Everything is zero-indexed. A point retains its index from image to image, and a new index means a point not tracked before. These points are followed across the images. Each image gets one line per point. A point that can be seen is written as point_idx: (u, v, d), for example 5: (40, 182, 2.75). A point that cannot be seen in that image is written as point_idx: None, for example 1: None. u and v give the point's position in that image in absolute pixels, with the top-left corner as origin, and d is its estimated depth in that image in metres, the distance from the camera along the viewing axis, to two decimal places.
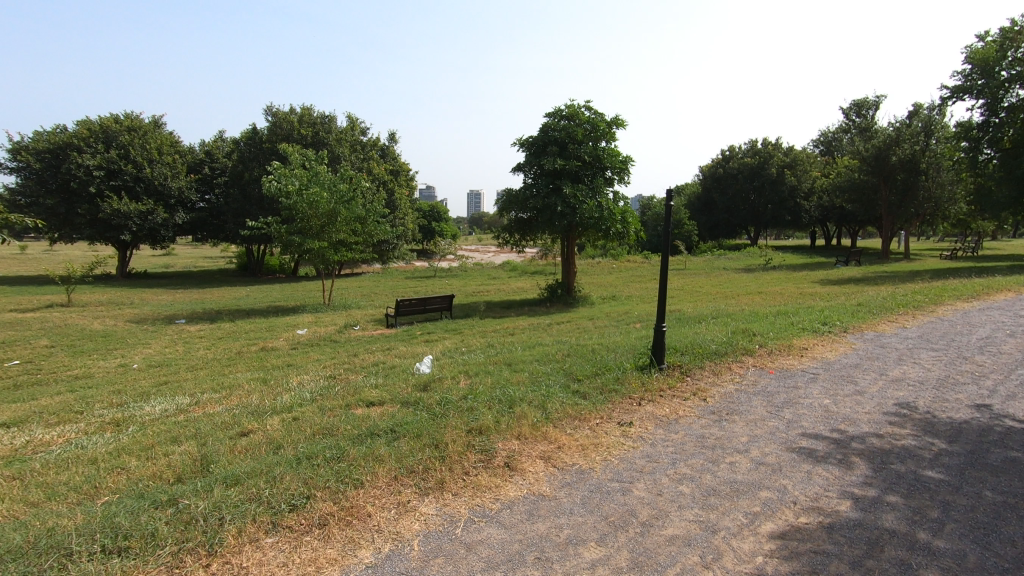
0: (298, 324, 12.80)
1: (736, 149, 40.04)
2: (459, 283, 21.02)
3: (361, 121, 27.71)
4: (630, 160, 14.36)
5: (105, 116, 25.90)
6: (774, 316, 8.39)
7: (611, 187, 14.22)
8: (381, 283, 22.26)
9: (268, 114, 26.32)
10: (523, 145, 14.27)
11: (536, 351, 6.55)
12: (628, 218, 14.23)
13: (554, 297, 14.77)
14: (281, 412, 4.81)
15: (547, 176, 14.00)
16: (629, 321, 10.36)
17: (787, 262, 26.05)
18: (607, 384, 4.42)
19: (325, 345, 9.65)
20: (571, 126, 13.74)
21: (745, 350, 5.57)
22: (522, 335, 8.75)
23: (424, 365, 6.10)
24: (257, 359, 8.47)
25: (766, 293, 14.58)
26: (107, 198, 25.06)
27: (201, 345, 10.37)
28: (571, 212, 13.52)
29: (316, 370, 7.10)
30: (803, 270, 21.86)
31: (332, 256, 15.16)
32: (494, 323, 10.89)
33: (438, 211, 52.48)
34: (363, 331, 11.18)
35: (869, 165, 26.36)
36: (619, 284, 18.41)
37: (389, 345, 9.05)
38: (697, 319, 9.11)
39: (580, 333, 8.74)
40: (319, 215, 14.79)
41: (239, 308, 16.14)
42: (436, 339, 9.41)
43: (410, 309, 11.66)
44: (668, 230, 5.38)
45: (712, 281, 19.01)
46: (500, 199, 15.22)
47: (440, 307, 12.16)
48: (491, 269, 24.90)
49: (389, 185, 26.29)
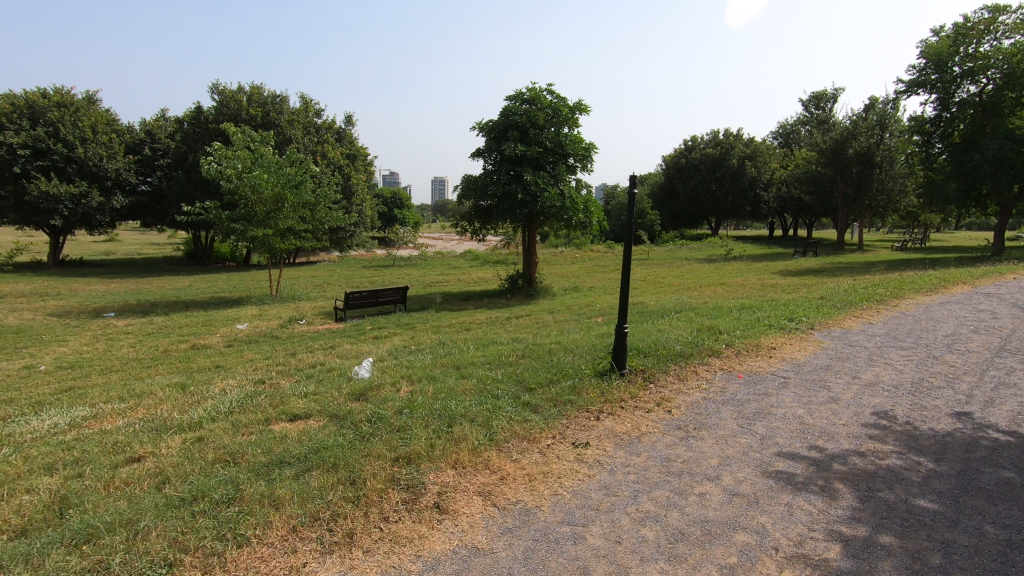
0: (240, 317, 11.93)
1: (699, 139, 40.23)
2: (418, 273, 20.31)
3: (315, 102, 26.38)
4: (593, 147, 13.91)
5: (31, 90, 23.79)
6: (737, 311, 8.11)
7: (573, 174, 13.74)
8: (336, 272, 21.32)
9: (214, 92, 24.72)
10: (482, 130, 13.61)
11: (489, 352, 6.01)
12: (590, 207, 13.79)
13: (515, 288, 14.25)
14: (186, 429, 4.14)
15: (507, 162, 13.41)
16: (591, 314, 9.97)
17: (747, 253, 26.29)
18: (562, 394, 3.92)
19: (264, 342, 8.91)
20: (532, 110, 13.16)
21: (711, 351, 5.17)
22: (478, 331, 8.23)
23: (364, 368, 5.49)
24: (183, 358, 7.67)
25: (727, 285, 14.45)
26: (35, 180, 23.14)
27: (126, 342, 9.45)
28: (531, 201, 13.00)
29: (245, 373, 6.39)
30: (763, 261, 22.03)
31: (279, 245, 14.27)
32: (450, 317, 10.31)
33: (400, 197, 51.25)
34: (309, 325, 10.43)
35: (827, 158, 26.75)
36: (582, 275, 18.05)
37: (333, 342, 8.37)
38: (659, 313, 8.77)
39: (539, 328, 8.27)
40: (263, 201, 13.85)
41: (178, 299, 15.03)
42: (386, 335, 8.79)
43: (360, 302, 10.97)
44: (631, 218, 4.88)
45: (674, 272, 18.89)
46: (458, 186, 14.56)
47: (393, 299, 11.50)
48: (452, 259, 24.22)
49: (346, 170, 25.21)
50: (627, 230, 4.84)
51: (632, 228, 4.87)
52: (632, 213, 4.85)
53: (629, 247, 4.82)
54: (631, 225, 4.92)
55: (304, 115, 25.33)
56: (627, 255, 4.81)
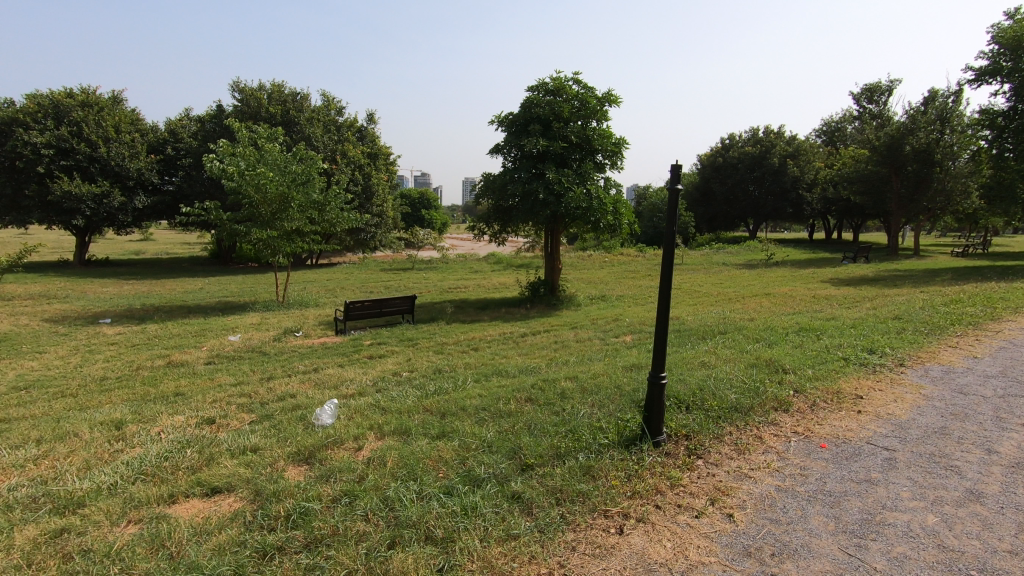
0: (237, 326, 11.05)
1: (737, 137, 38.24)
2: (437, 277, 19.28)
3: (335, 99, 25.64)
4: (623, 143, 12.59)
5: (56, 90, 23.73)
6: (795, 334, 6.76)
7: (601, 172, 12.44)
8: (353, 275, 20.49)
9: (234, 89, 24.26)
10: (502, 123, 12.46)
11: (486, 389, 4.82)
12: (621, 208, 12.42)
13: (535, 297, 13.00)
14: (60, 507, 3.07)
15: (528, 159, 12.21)
16: (620, 331, 8.71)
17: (790, 258, 24.43)
18: (570, 481, 2.71)
19: (249, 360, 7.91)
20: (557, 102, 11.96)
21: (777, 403, 3.86)
22: (486, 354, 7.05)
23: (328, 412, 4.36)
24: (148, 381, 6.72)
25: (774, 296, 12.91)
26: (58, 179, 23.06)
27: (106, 356, 8.63)
28: (554, 201, 11.77)
29: (198, 406, 5.35)
30: (810, 268, 20.26)
31: (284, 247, 13.42)
32: (459, 332, 9.18)
33: (428, 198, 50.73)
34: (305, 338, 9.47)
35: (881, 155, 24.63)
36: (610, 282, 16.72)
37: (320, 363, 7.31)
38: (699, 336, 7.45)
39: (560, 351, 7.06)
40: (268, 201, 13.01)
41: (183, 304, 14.34)
42: (383, 355, 7.70)
43: (362, 313, 9.95)
44: (671, 223, 3.59)
45: (712, 279, 17.39)
46: (476, 185, 13.44)
47: (399, 309, 10.44)
48: (474, 262, 23.14)
49: (366, 169, 24.42)
50: (666, 239, 3.53)
51: (673, 235, 3.58)
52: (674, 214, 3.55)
53: (669, 261, 3.51)
54: (672, 232, 3.63)
55: (324, 113, 24.64)
56: (665, 273, 3.51)
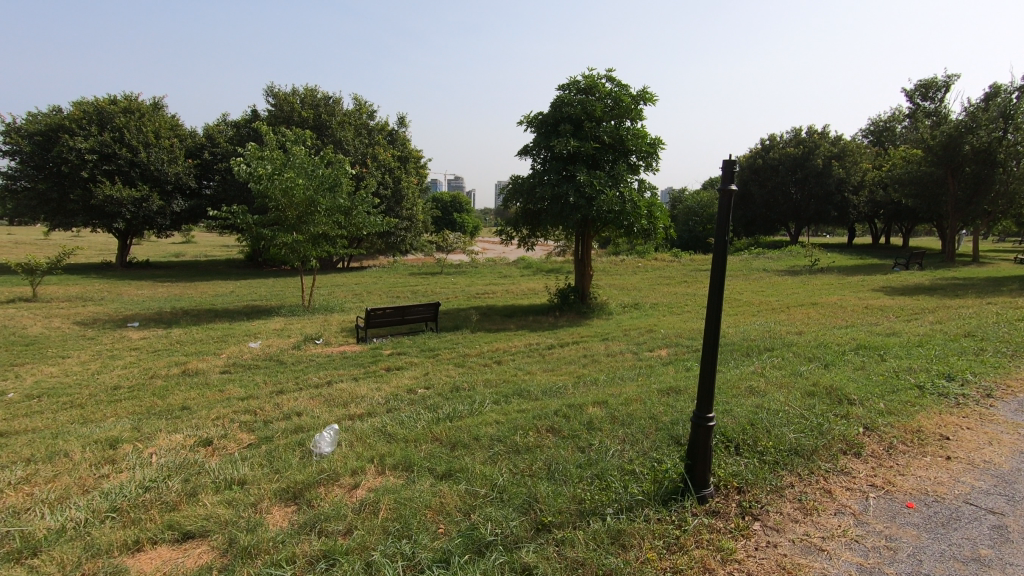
0: (259, 332, 10.87)
1: (778, 138, 36.84)
2: (465, 282, 18.91)
3: (367, 103, 25.59)
4: (659, 143, 11.94)
5: (100, 97, 24.46)
6: (854, 353, 6.03)
7: (635, 174, 11.83)
8: (381, 279, 20.31)
9: (269, 94, 24.52)
10: (530, 123, 11.99)
11: (505, 414, 4.33)
12: (656, 212, 11.76)
13: (565, 304, 12.44)
14: (12, 551, 2.70)
15: (559, 160, 11.70)
16: (654, 344, 8.10)
17: (836, 264, 23.17)
18: (596, 555, 2.18)
19: (264, 370, 7.61)
20: (589, 100, 11.41)
21: (846, 446, 3.25)
22: (509, 369, 6.54)
23: (328, 438, 3.94)
24: (158, 392, 6.48)
25: (822, 306, 12.03)
26: (100, 184, 23.71)
27: (126, 362, 8.50)
28: (585, 204, 11.22)
29: (200, 423, 5.02)
30: (858, 276, 19.09)
31: (310, 252, 13.24)
32: (482, 343, 8.73)
33: (459, 202, 50.76)
34: (324, 347, 9.19)
35: (936, 155, 23.10)
36: (644, 289, 16.04)
37: (335, 375, 6.94)
38: (743, 353, 6.78)
39: (589, 368, 6.50)
40: (294, 204, 12.82)
41: (211, 308, 14.34)
42: (400, 367, 7.30)
43: (383, 321, 9.60)
44: (721, 236, 2.98)
45: (752, 287, 16.51)
46: (505, 188, 13.00)
47: (422, 317, 10.07)
48: (504, 266, 22.71)
49: (396, 172, 24.33)
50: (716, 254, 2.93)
51: (725, 251, 2.96)
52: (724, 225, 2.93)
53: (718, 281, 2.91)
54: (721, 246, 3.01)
55: (356, 117, 24.67)
56: (712, 294, 2.92)
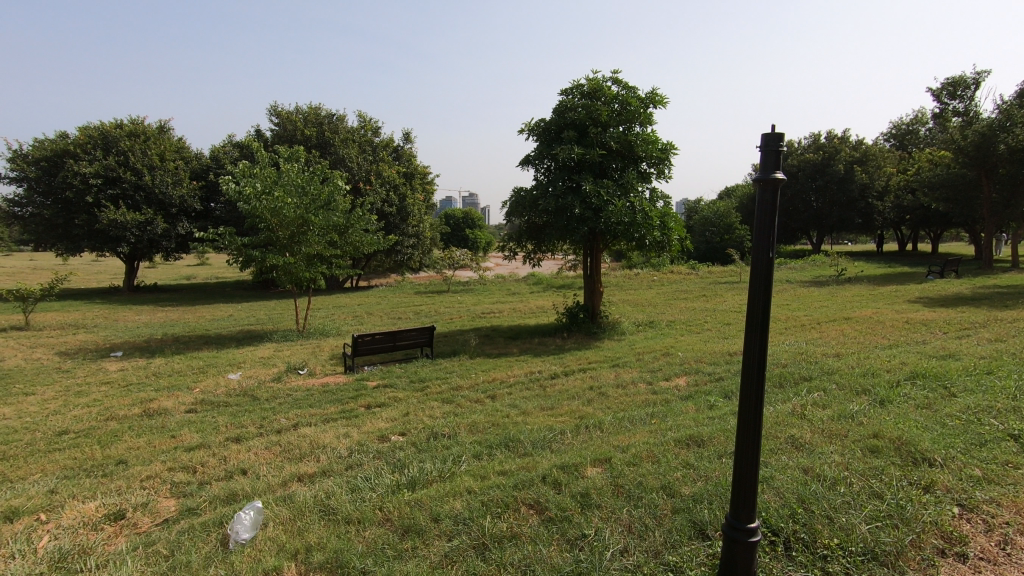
0: (244, 360, 10.15)
1: (796, 144, 35.77)
2: (471, 301, 18.12)
3: (372, 119, 25.15)
4: (671, 148, 11.07)
5: (106, 122, 24.40)
6: (911, 385, 5.06)
7: (646, 183, 10.95)
8: (386, 299, 19.61)
9: (272, 113, 24.22)
10: (532, 131, 11.21)
11: (481, 479, 3.44)
12: (669, 222, 10.81)
13: (574, 324, 11.53)
14: None
15: (563, 169, 10.87)
16: (671, 371, 7.16)
17: (865, 274, 21.95)
18: None
19: (233, 408, 6.84)
20: (594, 105, 10.60)
21: (941, 544, 2.31)
22: (502, 409, 5.66)
23: (250, 519, 3.09)
24: (104, 440, 5.70)
25: (857, 322, 10.96)
26: (105, 208, 23.52)
27: (92, 399, 7.83)
28: (592, 216, 10.38)
29: (126, 486, 4.20)
30: (890, 286, 17.92)
31: (303, 273, 12.53)
32: (479, 372, 7.87)
33: (472, 218, 50.31)
34: (308, 378, 8.40)
35: (969, 156, 21.86)
36: (660, 304, 15.08)
37: (307, 415, 6.14)
38: (775, 384, 5.82)
39: (595, 404, 5.60)
40: (285, 223, 12.14)
41: (204, 334, 13.72)
42: (383, 404, 6.47)
43: (372, 348, 8.80)
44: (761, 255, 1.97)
45: (777, 300, 15.45)
46: (508, 202, 12.22)
47: (415, 342, 9.25)
48: (513, 283, 21.91)
49: (402, 189, 23.78)
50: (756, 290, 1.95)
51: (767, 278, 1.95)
52: (767, 246, 1.92)
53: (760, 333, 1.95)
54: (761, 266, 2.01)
55: (360, 133, 24.24)
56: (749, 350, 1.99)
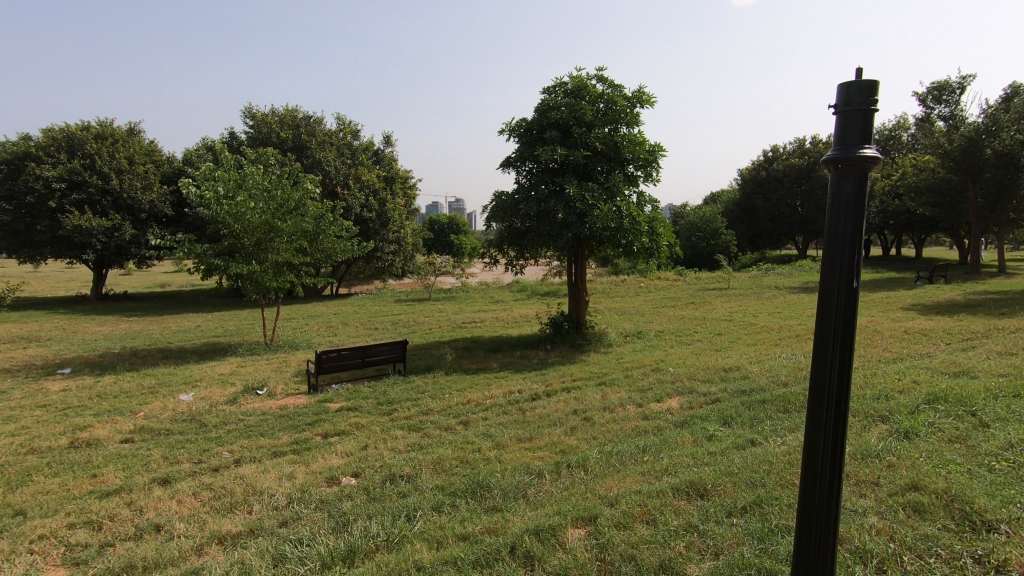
0: (202, 379, 9.36)
1: (781, 149, 35.65)
2: (453, 309, 17.42)
3: (351, 122, 24.37)
4: (659, 150, 10.52)
5: (71, 123, 23.38)
6: (934, 412, 4.46)
7: (633, 186, 10.39)
8: (364, 307, 18.85)
9: (247, 115, 23.37)
10: (513, 132, 10.59)
11: (438, 550, 2.78)
12: (658, 227, 10.23)
13: (557, 335, 10.89)
14: None
15: (546, 172, 10.26)
16: (663, 391, 6.53)
17: (854, 279, 21.66)
18: None
19: (173, 438, 6.06)
20: (578, 103, 10.00)
21: None
22: (474, 440, 4.97)
23: None
24: (12, 482, 4.91)
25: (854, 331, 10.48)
26: (69, 213, 22.47)
27: (19, 426, 6.98)
28: (576, 221, 9.77)
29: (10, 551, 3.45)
30: (881, 292, 17.59)
31: (270, 282, 11.76)
32: (453, 393, 7.19)
33: (456, 224, 49.54)
34: (266, 399, 7.64)
35: (955, 161, 21.72)
36: (648, 313, 14.52)
37: (253, 448, 5.39)
38: (779, 409, 5.21)
39: (580, 434, 4.94)
40: (250, 229, 11.35)
41: (165, 348, 12.84)
42: (343, 433, 5.75)
43: (336, 366, 8.05)
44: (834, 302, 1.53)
45: (768, 308, 14.98)
46: (489, 207, 11.58)
47: (386, 358, 8.54)
48: (497, 290, 21.28)
49: (382, 194, 23.06)
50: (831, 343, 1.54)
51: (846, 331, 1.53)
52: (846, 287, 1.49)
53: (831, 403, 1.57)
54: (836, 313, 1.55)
55: (338, 136, 23.49)
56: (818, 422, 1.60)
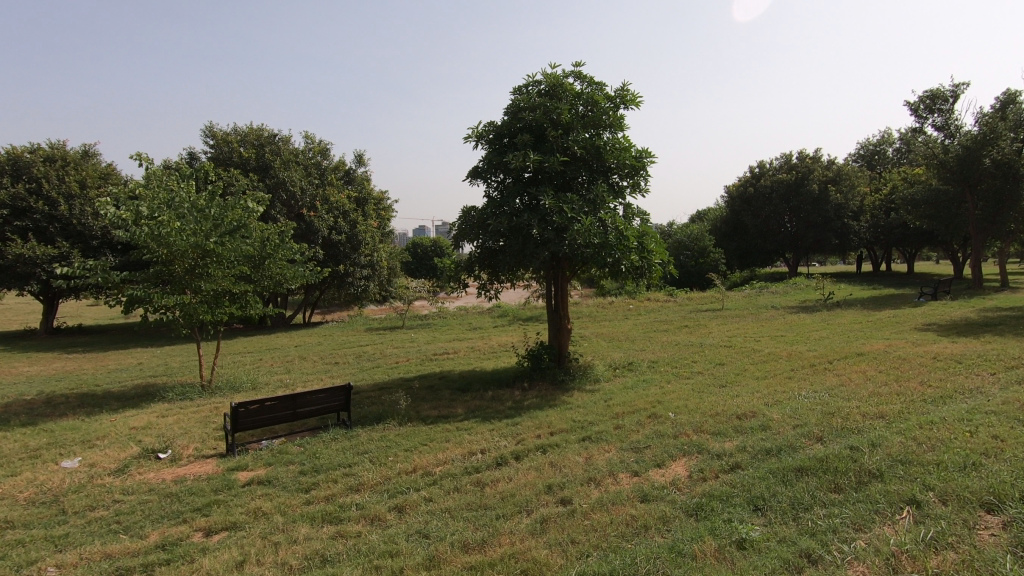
0: (106, 434, 7.74)
1: (767, 164, 34.86)
2: (425, 339, 15.89)
3: (320, 141, 23.00)
4: (647, 157, 9.25)
5: (17, 146, 21.75)
6: None
7: (619, 197, 9.06)
8: (329, 338, 17.26)
9: (207, 134, 21.90)
10: (479, 138, 9.26)
11: None
12: (649, 243, 8.87)
13: (536, 370, 9.40)
14: None
15: (518, 182, 8.87)
16: (664, 452, 5.09)
17: (854, 297, 20.52)
18: None
19: (4, 537, 4.44)
20: (553, 103, 8.70)
21: None
22: (402, 548, 3.46)
23: None
24: None
25: (874, 358, 9.16)
26: (11, 242, 20.73)
27: None
28: (554, 238, 8.39)
29: None
30: (886, 310, 16.40)
31: (204, 314, 10.17)
32: (397, 457, 5.67)
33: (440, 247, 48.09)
34: (166, 467, 6.06)
35: (951, 171, 20.91)
36: (638, 339, 13.09)
37: (95, 561, 3.82)
38: (829, 486, 3.79)
39: (553, 536, 3.46)
40: (179, 254, 9.78)
41: (88, 392, 11.15)
42: (233, 530, 4.20)
43: (259, 422, 6.55)
44: None
45: (769, 330, 13.69)
46: (455, 223, 10.14)
47: (325, 406, 7.07)
48: (476, 316, 19.84)
49: (352, 215, 21.61)
50: None
51: None
52: None
53: None
54: None
55: (306, 155, 22.07)
56: None
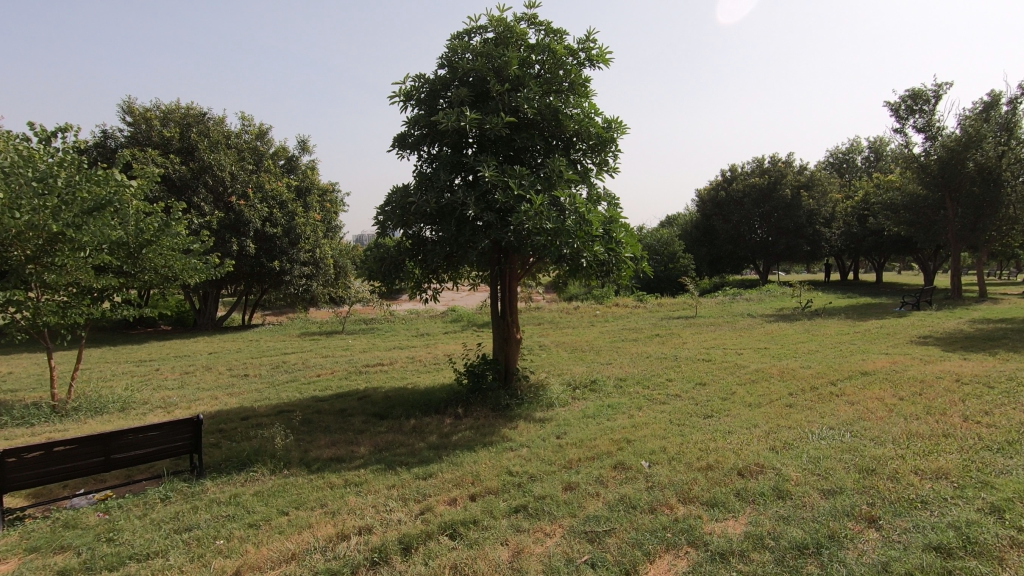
0: None
1: (739, 168, 33.83)
2: (361, 347, 13.75)
3: (258, 123, 20.54)
4: (616, 127, 7.49)
5: None
6: None
7: (580, 175, 7.25)
8: (253, 344, 14.98)
9: (125, 110, 19.18)
10: (406, 96, 7.31)
11: None
12: (617, 232, 7.04)
13: (474, 394, 7.43)
14: None
15: (453, 152, 6.97)
16: (636, 546, 3.22)
17: (832, 306, 19.26)
18: None
19: None
20: (499, 51, 6.84)
21: None
22: None
23: None
24: None
25: (884, 380, 7.54)
26: None
27: None
28: (497, 223, 6.52)
29: None
30: (872, 321, 15.07)
31: (50, 317, 8.04)
32: (226, 546, 3.63)
33: None
34: None
35: (932, 175, 19.96)
36: (604, 351, 11.26)
37: None
38: None
39: None
40: (15, 238, 7.49)
41: None
42: None
43: (52, 478, 4.44)
44: None
45: (750, 341, 12.12)
46: (381, 208, 8.13)
47: (163, 446, 5.05)
48: (426, 320, 17.84)
49: (290, 205, 19.30)
50: None
51: None
52: None
53: None
54: None
55: (239, 138, 19.60)
56: None
